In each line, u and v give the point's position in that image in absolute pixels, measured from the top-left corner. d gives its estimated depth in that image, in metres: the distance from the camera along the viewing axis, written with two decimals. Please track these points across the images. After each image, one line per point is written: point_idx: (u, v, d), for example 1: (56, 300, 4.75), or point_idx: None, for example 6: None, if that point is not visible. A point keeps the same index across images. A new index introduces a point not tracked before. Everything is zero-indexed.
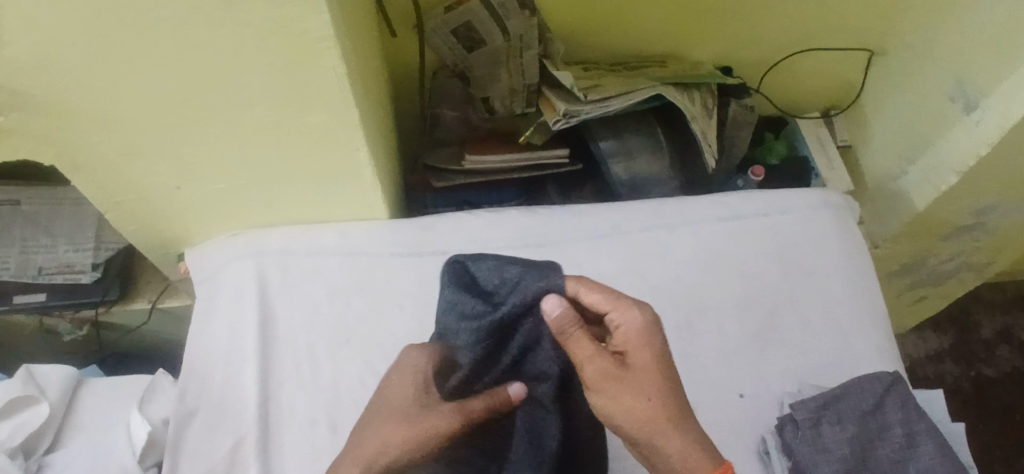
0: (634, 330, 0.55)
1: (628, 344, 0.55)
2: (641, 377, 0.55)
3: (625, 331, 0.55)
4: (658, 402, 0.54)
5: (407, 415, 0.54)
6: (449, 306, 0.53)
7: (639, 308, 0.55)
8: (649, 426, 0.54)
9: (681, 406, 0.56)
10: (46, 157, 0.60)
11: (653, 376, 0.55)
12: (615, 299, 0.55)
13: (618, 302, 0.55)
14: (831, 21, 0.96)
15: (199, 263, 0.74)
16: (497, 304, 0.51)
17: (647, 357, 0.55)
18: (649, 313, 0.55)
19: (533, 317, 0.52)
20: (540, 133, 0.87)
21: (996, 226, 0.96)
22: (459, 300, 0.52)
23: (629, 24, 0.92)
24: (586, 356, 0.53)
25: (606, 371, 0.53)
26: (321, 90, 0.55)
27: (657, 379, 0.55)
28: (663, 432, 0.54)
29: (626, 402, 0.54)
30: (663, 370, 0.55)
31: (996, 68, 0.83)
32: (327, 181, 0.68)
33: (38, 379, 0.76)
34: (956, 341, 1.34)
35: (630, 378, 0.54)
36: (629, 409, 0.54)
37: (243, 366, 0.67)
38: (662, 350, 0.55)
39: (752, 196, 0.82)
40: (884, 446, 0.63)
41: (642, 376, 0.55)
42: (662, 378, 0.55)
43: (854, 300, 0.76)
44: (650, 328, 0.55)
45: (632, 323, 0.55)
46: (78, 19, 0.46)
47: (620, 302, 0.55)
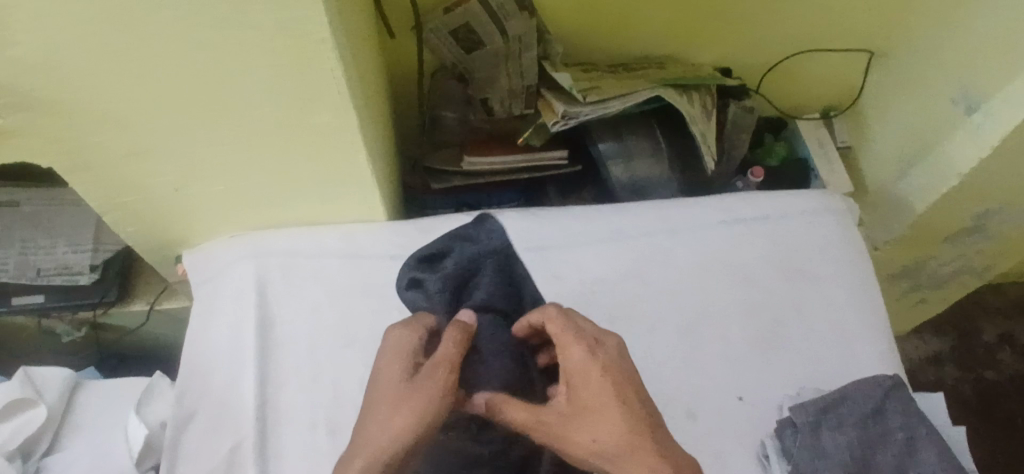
0: (572, 370, 0.54)
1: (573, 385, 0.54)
2: (590, 415, 0.53)
3: (567, 372, 0.54)
4: (612, 437, 0.52)
5: (399, 394, 0.53)
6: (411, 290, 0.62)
7: (578, 345, 0.54)
8: (613, 462, 0.52)
9: (642, 430, 0.52)
10: (44, 158, 0.60)
11: (598, 414, 0.53)
12: (557, 341, 0.55)
13: (559, 342, 0.55)
14: (832, 23, 0.96)
15: (198, 264, 0.74)
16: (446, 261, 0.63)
17: (587, 395, 0.53)
18: (584, 351, 0.54)
19: (481, 262, 0.63)
20: (539, 135, 0.87)
21: (997, 229, 0.96)
22: (418, 280, 0.62)
23: (629, 26, 0.92)
24: (529, 423, 0.53)
25: (551, 423, 0.53)
26: (321, 92, 0.55)
27: (604, 415, 0.52)
28: (626, 464, 0.51)
29: (581, 444, 0.52)
30: (610, 403, 0.53)
31: (999, 70, 0.83)
32: (326, 184, 0.68)
33: (35, 381, 0.76)
34: (957, 344, 1.34)
35: (575, 421, 0.53)
36: (586, 450, 0.52)
37: (243, 368, 0.67)
38: (606, 383, 0.53)
39: (753, 199, 0.82)
40: (884, 452, 0.63)
41: (591, 415, 0.53)
42: (609, 411, 0.52)
43: (854, 303, 0.76)
44: (587, 366, 0.54)
45: (573, 362, 0.54)
46: (78, 19, 0.46)
47: (562, 342, 0.55)
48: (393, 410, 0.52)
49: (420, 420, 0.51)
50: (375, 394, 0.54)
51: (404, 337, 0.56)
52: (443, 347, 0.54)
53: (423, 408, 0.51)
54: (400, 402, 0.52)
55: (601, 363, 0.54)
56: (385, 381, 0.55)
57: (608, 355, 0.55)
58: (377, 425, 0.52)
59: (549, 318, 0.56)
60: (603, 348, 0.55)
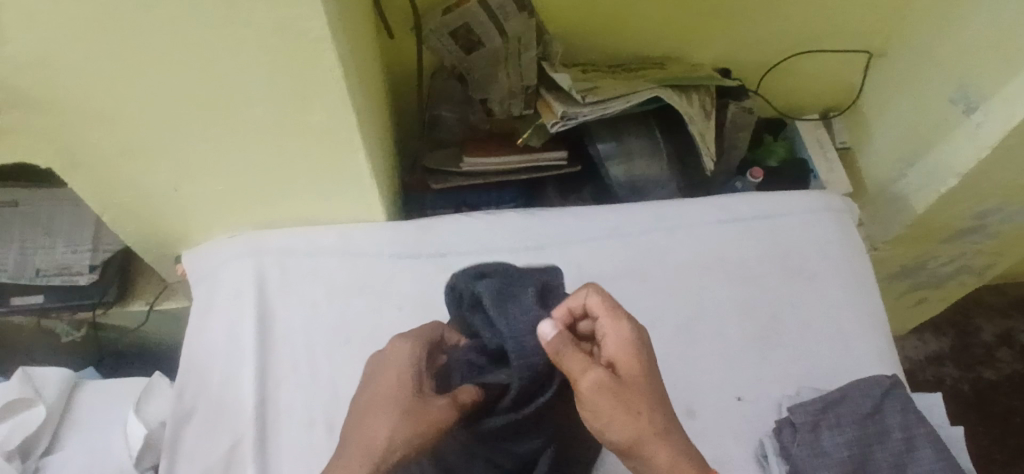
0: (621, 342, 0.55)
1: (617, 355, 0.54)
2: (632, 389, 0.53)
3: (614, 342, 0.55)
4: (650, 414, 0.53)
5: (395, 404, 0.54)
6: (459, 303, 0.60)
7: (628, 320, 0.55)
8: (640, 440, 0.53)
9: (671, 416, 0.54)
10: (44, 155, 0.60)
11: (640, 389, 0.53)
12: (607, 310, 0.56)
13: (609, 313, 0.55)
14: (831, 23, 0.96)
15: (197, 263, 0.74)
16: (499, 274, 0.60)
17: (633, 369, 0.54)
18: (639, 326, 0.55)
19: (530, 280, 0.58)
20: (538, 136, 0.86)
21: (996, 229, 0.96)
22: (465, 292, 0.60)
23: (629, 26, 0.92)
24: (581, 375, 0.52)
25: (599, 386, 0.52)
26: (320, 91, 0.55)
27: (644, 391, 0.53)
28: (656, 443, 0.52)
29: (623, 415, 0.52)
30: (651, 380, 0.54)
31: (997, 70, 0.83)
32: (326, 183, 0.68)
33: (35, 380, 0.76)
34: (956, 344, 1.34)
35: (621, 388, 0.53)
36: (626, 422, 0.52)
37: (241, 368, 0.67)
38: (649, 360, 0.55)
39: (750, 198, 0.82)
40: (883, 451, 0.63)
41: (633, 390, 0.53)
42: (648, 389, 0.54)
43: (853, 303, 0.76)
44: (639, 341, 0.55)
45: (620, 336, 0.55)
46: (77, 18, 0.46)
47: (611, 313, 0.55)
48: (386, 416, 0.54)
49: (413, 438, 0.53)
50: (379, 397, 0.55)
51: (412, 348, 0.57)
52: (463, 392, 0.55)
53: (418, 430, 0.53)
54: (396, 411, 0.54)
55: (647, 342, 0.55)
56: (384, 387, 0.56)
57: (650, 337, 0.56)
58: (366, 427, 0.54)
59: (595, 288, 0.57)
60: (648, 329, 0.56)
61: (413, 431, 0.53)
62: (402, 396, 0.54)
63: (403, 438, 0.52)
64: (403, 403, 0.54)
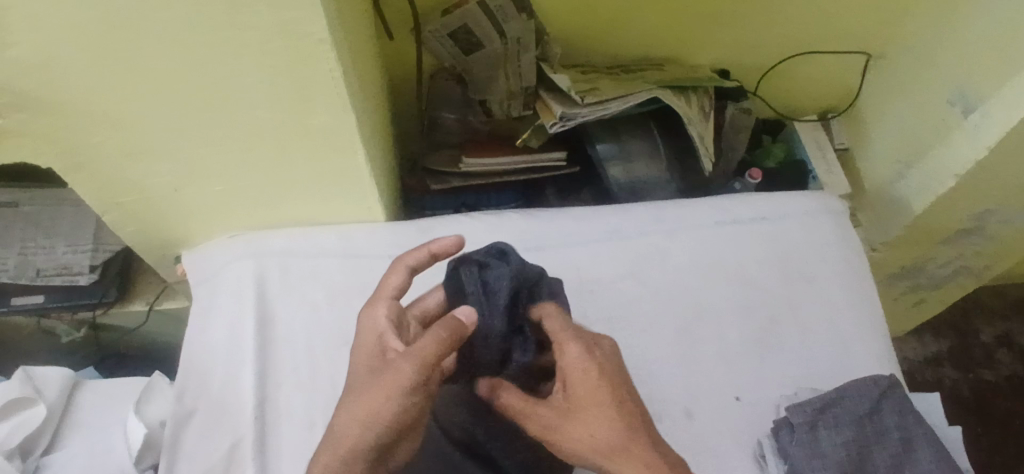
0: (573, 367, 0.56)
1: (570, 380, 0.57)
2: (584, 412, 0.56)
3: (563, 369, 0.57)
4: (608, 433, 0.55)
5: (368, 378, 0.54)
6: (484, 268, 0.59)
7: (576, 342, 0.57)
8: (602, 456, 0.55)
9: (636, 431, 0.56)
10: (45, 156, 0.60)
11: (593, 412, 0.56)
12: (554, 336, 0.57)
13: (556, 340, 0.57)
14: (829, 25, 0.96)
15: (197, 264, 0.74)
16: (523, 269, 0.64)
17: (582, 392, 0.56)
18: (586, 349, 0.57)
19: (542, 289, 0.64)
20: (536, 137, 0.87)
21: (994, 230, 0.97)
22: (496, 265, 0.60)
23: (628, 28, 0.92)
24: (528, 412, 0.56)
25: (550, 418, 0.56)
26: (321, 92, 0.55)
27: (598, 415, 0.55)
28: (618, 459, 0.55)
29: (579, 440, 0.55)
30: (608, 398, 0.56)
31: (994, 73, 0.83)
32: (326, 184, 0.68)
33: (36, 380, 0.76)
34: (954, 345, 1.34)
35: (571, 416, 0.56)
36: (585, 445, 0.55)
37: (241, 367, 0.67)
38: (602, 379, 0.56)
39: (749, 199, 0.82)
40: (880, 451, 0.64)
41: (588, 412, 0.56)
42: (603, 411, 0.55)
43: (851, 304, 0.76)
44: (589, 363, 0.56)
45: (572, 359, 0.56)
46: (79, 20, 0.46)
47: (559, 339, 0.57)
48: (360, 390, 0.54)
49: (386, 404, 0.52)
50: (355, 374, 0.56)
51: (376, 313, 0.58)
52: (421, 342, 0.52)
53: (388, 393, 0.52)
54: (367, 383, 0.53)
55: (598, 362, 0.57)
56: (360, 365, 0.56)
57: (604, 354, 0.58)
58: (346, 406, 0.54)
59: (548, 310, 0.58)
60: (600, 347, 0.57)
61: (383, 396, 0.52)
62: (370, 368, 0.55)
63: (378, 407, 0.52)
64: (371, 373, 0.55)
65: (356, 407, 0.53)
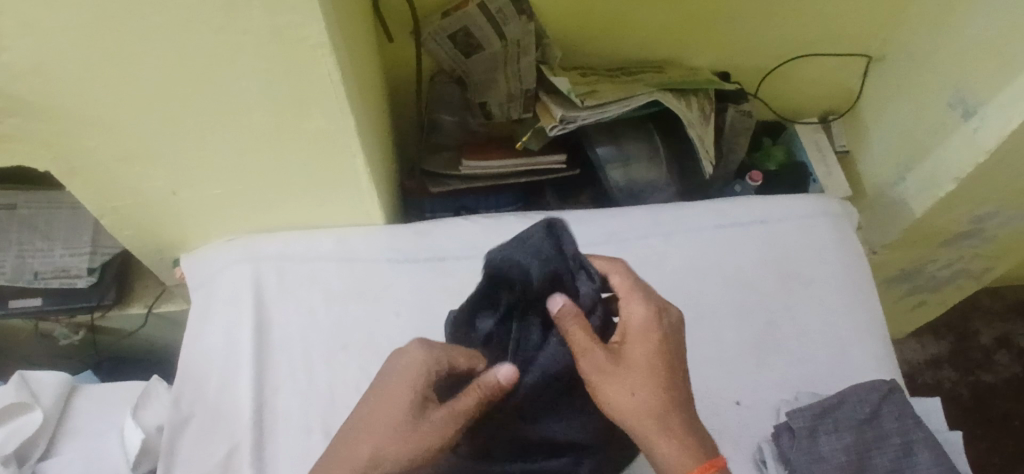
0: (638, 324, 0.57)
1: (630, 337, 0.57)
2: (639, 369, 0.56)
3: (629, 324, 0.57)
4: (654, 397, 0.55)
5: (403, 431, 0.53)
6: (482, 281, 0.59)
7: (646, 300, 0.58)
8: (641, 419, 0.55)
9: (676, 403, 0.56)
10: (42, 160, 0.60)
11: (647, 372, 0.56)
12: (626, 290, 0.59)
13: (629, 294, 0.59)
14: (829, 28, 0.96)
15: (194, 268, 0.74)
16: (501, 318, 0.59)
17: (643, 353, 0.56)
18: (655, 311, 0.58)
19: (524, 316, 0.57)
20: (537, 138, 0.87)
21: (994, 233, 0.96)
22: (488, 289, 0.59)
23: (627, 31, 0.92)
24: (586, 348, 0.54)
25: (603, 363, 0.55)
26: (318, 95, 0.55)
27: (649, 377, 0.55)
28: (656, 426, 0.55)
29: (624, 396, 0.54)
30: (662, 363, 0.56)
31: (994, 75, 0.83)
32: (324, 188, 0.68)
33: (31, 385, 0.76)
34: (954, 347, 1.34)
35: (625, 370, 0.55)
36: (626, 403, 0.54)
37: (239, 371, 0.67)
38: (661, 345, 0.57)
39: (749, 203, 0.82)
40: (881, 456, 0.63)
41: (639, 370, 0.56)
42: (656, 375, 0.56)
43: (851, 308, 0.76)
44: (654, 324, 0.57)
45: (637, 316, 0.57)
46: (75, 24, 0.46)
47: (630, 294, 0.58)
48: (392, 440, 0.53)
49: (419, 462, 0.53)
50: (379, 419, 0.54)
51: (413, 361, 0.55)
52: (463, 398, 0.53)
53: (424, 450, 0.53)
54: (404, 437, 0.53)
55: (662, 325, 0.58)
56: (391, 411, 0.54)
57: (671, 324, 0.58)
58: (369, 445, 0.53)
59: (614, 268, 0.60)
60: (667, 314, 0.58)
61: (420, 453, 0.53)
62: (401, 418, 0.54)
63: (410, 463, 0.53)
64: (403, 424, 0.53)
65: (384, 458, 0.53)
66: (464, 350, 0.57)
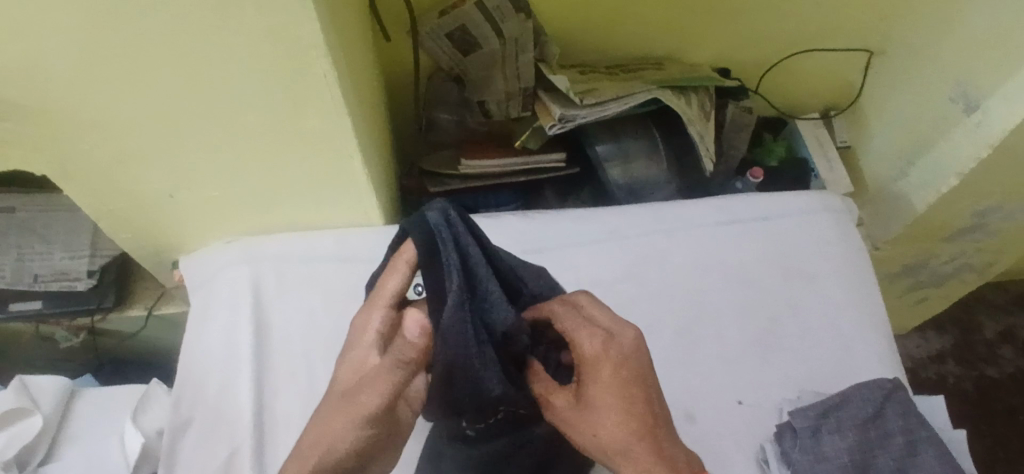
0: (588, 359, 0.51)
1: (584, 376, 0.52)
2: (595, 412, 0.51)
3: (581, 363, 0.51)
4: (613, 437, 0.50)
5: (337, 402, 0.50)
6: (422, 244, 0.51)
7: (591, 336, 0.51)
8: (611, 457, 0.51)
9: (644, 434, 0.50)
10: (40, 164, 0.60)
11: (601, 415, 0.51)
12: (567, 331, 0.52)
13: (570, 330, 0.52)
14: (831, 22, 0.95)
15: (192, 269, 0.74)
16: (443, 271, 0.50)
17: (596, 393, 0.51)
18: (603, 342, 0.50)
19: (452, 275, 0.49)
20: (536, 138, 0.87)
21: (997, 227, 0.96)
22: (428, 248, 0.51)
23: (626, 26, 0.91)
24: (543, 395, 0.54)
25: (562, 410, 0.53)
26: (313, 94, 0.54)
27: (607, 419, 0.51)
28: (624, 461, 0.51)
29: (585, 439, 0.52)
30: (616, 401, 0.50)
31: (996, 69, 0.83)
32: (321, 188, 0.67)
33: (32, 390, 0.76)
34: (959, 342, 1.33)
35: (582, 414, 0.52)
36: (589, 441, 0.52)
37: (239, 376, 0.67)
38: (613, 379, 0.50)
39: (752, 199, 0.81)
40: (885, 455, 0.62)
41: (591, 411, 0.51)
42: (612, 416, 0.50)
43: (854, 304, 0.76)
44: (602, 357, 0.50)
45: (585, 352, 0.51)
46: (69, 29, 0.46)
47: (573, 330, 0.52)
48: (328, 415, 0.49)
49: (348, 433, 0.48)
50: (330, 390, 0.52)
51: (366, 319, 0.53)
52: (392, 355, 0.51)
53: (352, 421, 0.48)
54: (337, 406, 0.50)
55: (612, 360, 0.50)
56: (335, 382, 0.52)
57: (621, 351, 0.50)
58: (311, 421, 0.50)
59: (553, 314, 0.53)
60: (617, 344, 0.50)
61: (343, 426, 0.48)
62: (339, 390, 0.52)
63: (336, 437, 0.48)
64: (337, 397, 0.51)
65: (319, 429, 0.49)
66: (398, 278, 0.52)
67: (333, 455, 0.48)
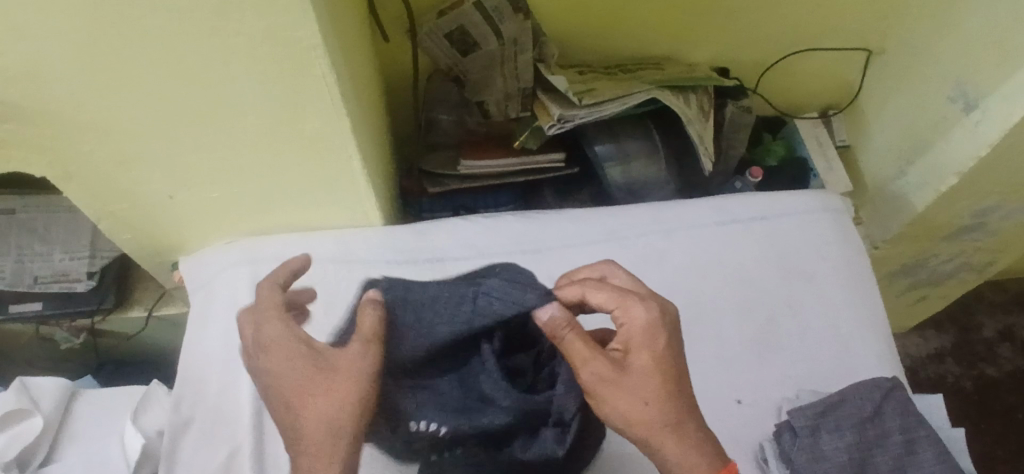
0: (640, 326, 0.56)
1: (632, 341, 0.56)
2: (643, 374, 0.55)
3: (631, 329, 0.56)
4: (660, 400, 0.54)
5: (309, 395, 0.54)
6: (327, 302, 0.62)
7: (643, 305, 0.57)
8: (653, 423, 0.54)
9: (685, 403, 0.55)
10: (40, 165, 0.60)
11: (650, 377, 0.54)
12: (619, 299, 0.58)
13: (623, 301, 0.57)
14: (830, 22, 0.96)
15: (192, 270, 0.74)
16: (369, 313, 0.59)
17: (644, 357, 0.55)
18: (655, 313, 0.57)
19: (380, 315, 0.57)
20: (535, 137, 0.87)
21: (996, 226, 0.96)
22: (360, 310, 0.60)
23: (626, 26, 0.91)
24: (584, 357, 0.53)
25: (607, 372, 0.53)
26: (313, 95, 0.54)
27: (657, 382, 0.54)
28: (668, 427, 0.54)
29: (630, 401, 0.53)
30: (667, 367, 0.55)
31: (995, 69, 0.83)
32: (320, 189, 0.68)
33: (33, 390, 0.76)
34: (958, 341, 1.33)
35: (629, 376, 0.54)
36: (633, 404, 0.53)
37: (239, 377, 0.67)
38: (664, 345, 0.56)
39: (750, 199, 0.82)
40: (883, 454, 0.63)
41: (643, 376, 0.55)
42: (660, 379, 0.55)
43: (853, 304, 0.76)
44: (655, 325, 0.56)
45: (637, 320, 0.57)
46: (69, 31, 0.46)
47: (624, 301, 0.58)
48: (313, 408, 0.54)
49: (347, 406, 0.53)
50: (291, 409, 0.55)
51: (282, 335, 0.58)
52: (366, 322, 0.55)
53: (341, 397, 0.53)
54: (318, 398, 0.54)
55: (664, 329, 0.57)
56: (295, 389, 0.55)
57: (670, 322, 0.58)
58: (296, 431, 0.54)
59: (595, 284, 0.58)
60: (667, 313, 0.58)
61: (336, 401, 0.53)
62: (309, 395, 0.54)
63: (337, 413, 0.53)
64: (309, 398, 0.54)
65: (316, 418, 0.53)
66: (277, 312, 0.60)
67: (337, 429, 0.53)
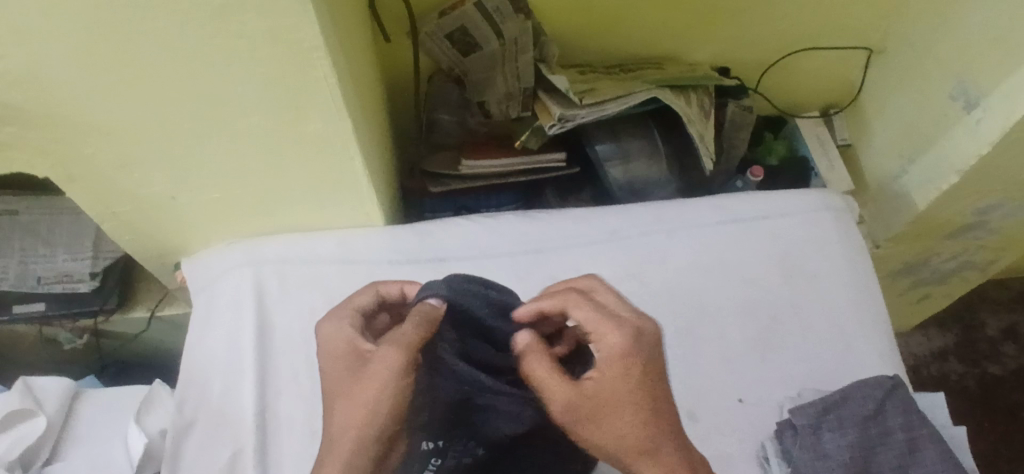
0: (612, 352, 0.57)
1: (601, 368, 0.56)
2: (610, 404, 0.55)
3: (602, 354, 0.57)
4: (629, 429, 0.55)
5: (349, 389, 0.58)
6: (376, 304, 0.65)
7: (620, 331, 0.57)
8: (620, 450, 0.55)
9: (656, 430, 0.56)
10: (42, 167, 0.60)
11: (617, 408, 0.55)
12: (595, 322, 0.58)
13: (598, 325, 0.58)
14: (830, 21, 0.96)
15: (194, 271, 0.74)
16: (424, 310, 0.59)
17: (613, 386, 0.55)
18: (631, 339, 0.57)
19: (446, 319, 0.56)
20: (536, 137, 0.87)
21: (999, 225, 0.96)
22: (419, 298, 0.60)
23: (626, 26, 0.91)
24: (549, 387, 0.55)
25: (572, 401, 0.54)
26: (314, 95, 0.54)
27: (625, 412, 0.55)
28: (636, 453, 0.55)
29: (598, 429, 0.55)
30: (637, 396, 0.56)
31: (996, 68, 0.83)
32: (323, 189, 0.68)
33: (36, 392, 0.76)
34: (961, 339, 1.33)
35: (596, 407, 0.55)
36: (597, 433, 0.55)
37: (241, 378, 0.67)
38: (636, 374, 0.56)
39: (751, 197, 0.81)
40: (886, 452, 0.63)
41: (611, 407, 0.55)
42: (630, 410, 0.55)
43: (855, 302, 0.76)
44: (628, 350, 0.57)
45: (610, 345, 0.57)
46: (71, 34, 0.46)
47: (600, 325, 0.58)
48: (351, 399, 0.57)
49: (377, 399, 0.55)
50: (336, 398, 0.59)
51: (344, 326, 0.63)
52: (405, 326, 0.54)
53: (377, 390, 0.55)
54: (353, 393, 0.57)
55: (638, 356, 0.57)
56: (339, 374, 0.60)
57: (647, 349, 0.58)
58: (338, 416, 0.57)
59: (576, 301, 0.60)
60: (642, 339, 0.58)
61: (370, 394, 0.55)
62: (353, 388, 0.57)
63: (372, 405, 0.55)
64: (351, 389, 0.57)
65: (347, 416, 0.56)
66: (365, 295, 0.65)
67: (368, 422, 0.55)
